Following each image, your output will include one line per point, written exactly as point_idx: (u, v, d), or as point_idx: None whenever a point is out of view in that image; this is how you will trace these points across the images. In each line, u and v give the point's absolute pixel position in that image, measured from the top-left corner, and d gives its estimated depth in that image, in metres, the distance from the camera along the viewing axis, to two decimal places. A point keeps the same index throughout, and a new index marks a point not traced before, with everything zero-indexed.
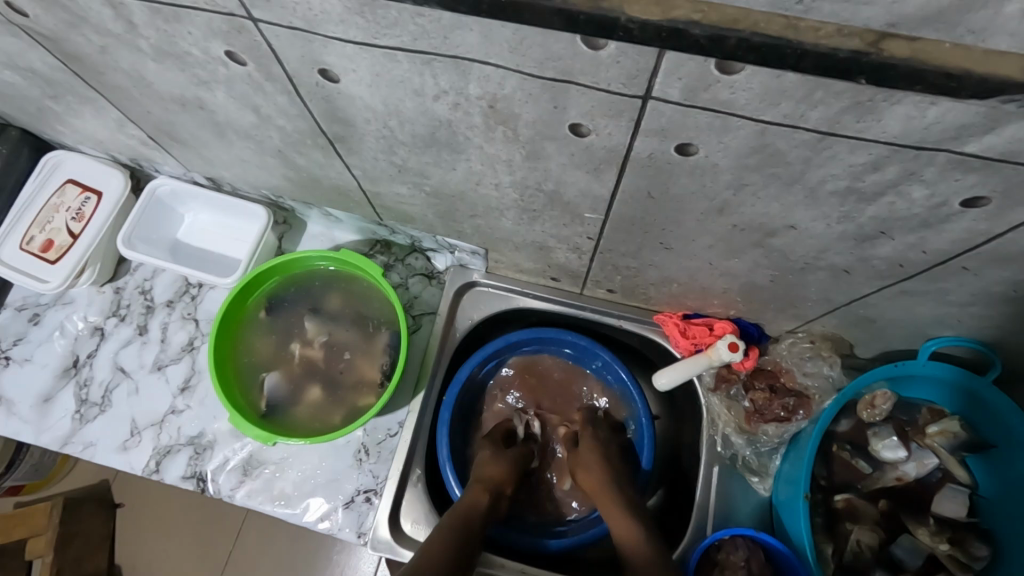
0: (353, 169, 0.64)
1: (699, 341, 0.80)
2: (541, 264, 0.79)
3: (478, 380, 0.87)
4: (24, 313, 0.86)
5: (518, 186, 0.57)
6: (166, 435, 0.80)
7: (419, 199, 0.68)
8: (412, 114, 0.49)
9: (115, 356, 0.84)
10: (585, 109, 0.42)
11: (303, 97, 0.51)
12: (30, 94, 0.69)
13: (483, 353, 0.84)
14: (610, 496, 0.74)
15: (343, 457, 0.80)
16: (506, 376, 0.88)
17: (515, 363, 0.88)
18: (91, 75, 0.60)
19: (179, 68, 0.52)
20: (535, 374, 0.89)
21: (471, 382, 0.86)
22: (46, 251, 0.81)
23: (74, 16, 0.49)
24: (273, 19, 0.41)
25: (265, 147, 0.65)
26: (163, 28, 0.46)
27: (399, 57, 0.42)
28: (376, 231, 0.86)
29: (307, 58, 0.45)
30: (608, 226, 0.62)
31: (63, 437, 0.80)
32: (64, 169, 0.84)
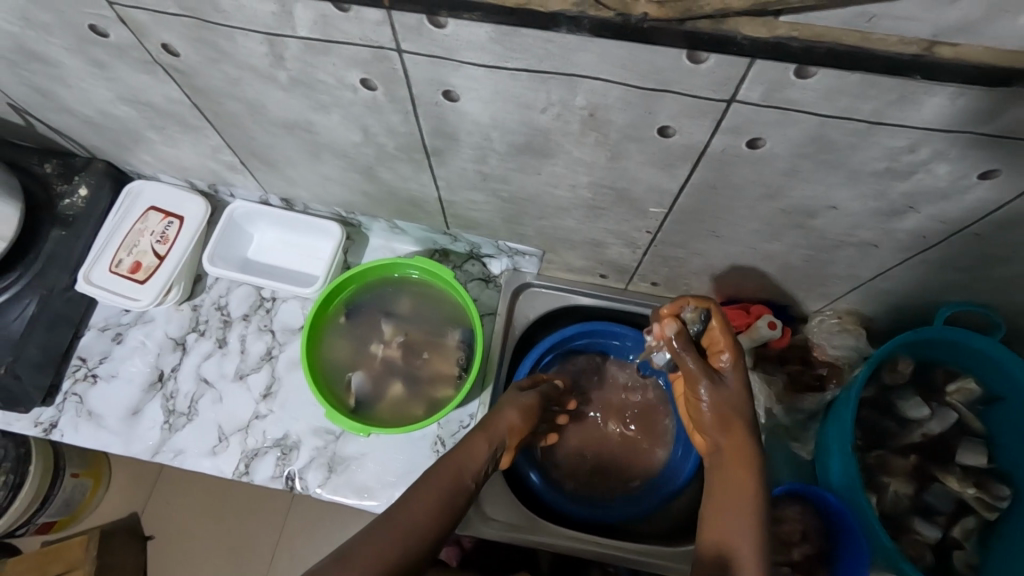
0: (437, 180, 0.72)
1: (739, 323, 0.88)
2: (593, 262, 0.88)
3: None
4: (106, 333, 0.91)
5: (593, 186, 0.66)
6: (253, 439, 0.86)
7: (492, 204, 0.76)
8: (514, 125, 0.58)
9: (198, 368, 0.90)
10: (675, 113, 0.51)
11: (417, 115, 0.60)
12: (136, 127, 0.76)
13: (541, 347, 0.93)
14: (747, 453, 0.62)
15: (421, 449, 0.86)
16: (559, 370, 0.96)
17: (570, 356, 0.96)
18: (210, 106, 0.67)
19: (305, 96, 0.60)
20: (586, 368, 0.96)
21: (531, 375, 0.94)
22: (134, 272, 0.87)
23: (223, 55, 0.56)
24: (418, 50, 0.50)
25: (356, 164, 0.73)
26: (308, 61, 0.54)
27: (521, 77, 0.51)
28: (437, 240, 0.93)
29: (435, 81, 0.54)
30: (669, 219, 0.71)
31: (154, 447, 0.85)
32: (145, 197, 0.91)
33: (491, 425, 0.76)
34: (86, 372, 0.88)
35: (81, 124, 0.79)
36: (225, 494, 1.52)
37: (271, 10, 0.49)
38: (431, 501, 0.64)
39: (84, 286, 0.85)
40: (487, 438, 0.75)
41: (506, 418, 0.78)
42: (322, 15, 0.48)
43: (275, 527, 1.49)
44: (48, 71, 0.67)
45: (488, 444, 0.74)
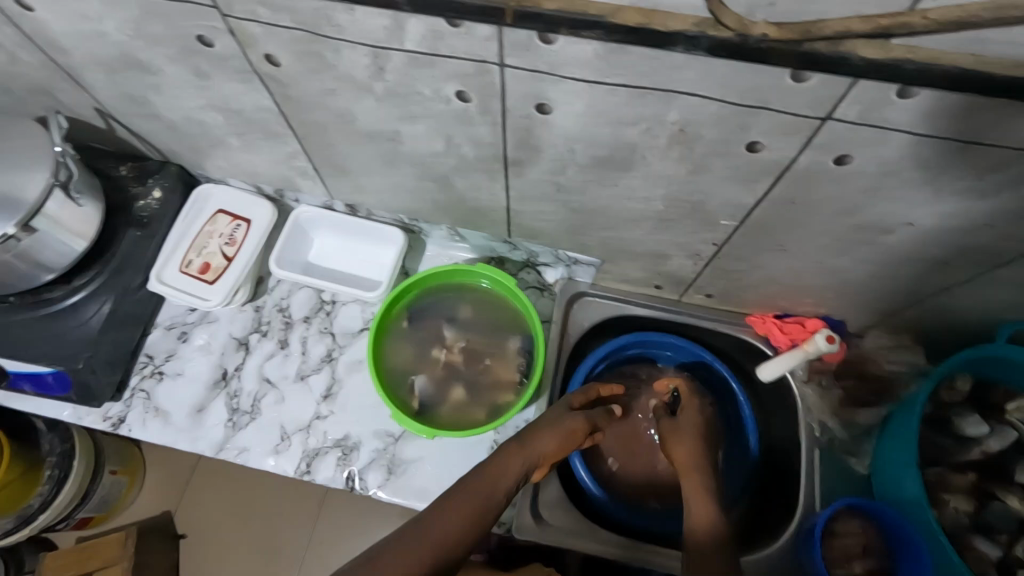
0: (510, 190, 0.74)
1: (795, 337, 0.89)
2: (651, 273, 0.89)
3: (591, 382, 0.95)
4: (172, 331, 0.93)
5: (668, 199, 0.68)
6: (314, 439, 0.88)
7: (560, 215, 0.78)
8: (601, 138, 0.60)
9: (261, 368, 0.92)
10: (767, 129, 0.53)
11: (505, 127, 0.62)
12: (218, 132, 0.79)
13: (595, 357, 0.93)
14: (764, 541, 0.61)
15: (478, 453, 0.87)
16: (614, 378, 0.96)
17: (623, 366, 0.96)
18: (298, 114, 0.69)
19: (397, 107, 0.63)
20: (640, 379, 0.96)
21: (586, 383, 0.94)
22: (203, 273, 0.89)
23: (325, 66, 0.59)
24: (522, 64, 0.52)
25: (431, 173, 0.75)
26: (410, 73, 0.56)
27: (619, 93, 0.53)
28: (495, 248, 0.95)
29: (532, 95, 0.56)
30: (738, 232, 0.72)
31: (218, 443, 0.87)
32: (214, 201, 0.94)
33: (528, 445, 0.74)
34: (153, 369, 0.91)
35: (165, 129, 0.82)
36: (257, 498, 1.53)
37: (384, 25, 0.51)
38: (457, 521, 0.63)
39: (156, 285, 0.87)
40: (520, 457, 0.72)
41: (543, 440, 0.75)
42: (433, 31, 0.50)
43: (305, 534, 1.50)
44: (145, 78, 0.70)
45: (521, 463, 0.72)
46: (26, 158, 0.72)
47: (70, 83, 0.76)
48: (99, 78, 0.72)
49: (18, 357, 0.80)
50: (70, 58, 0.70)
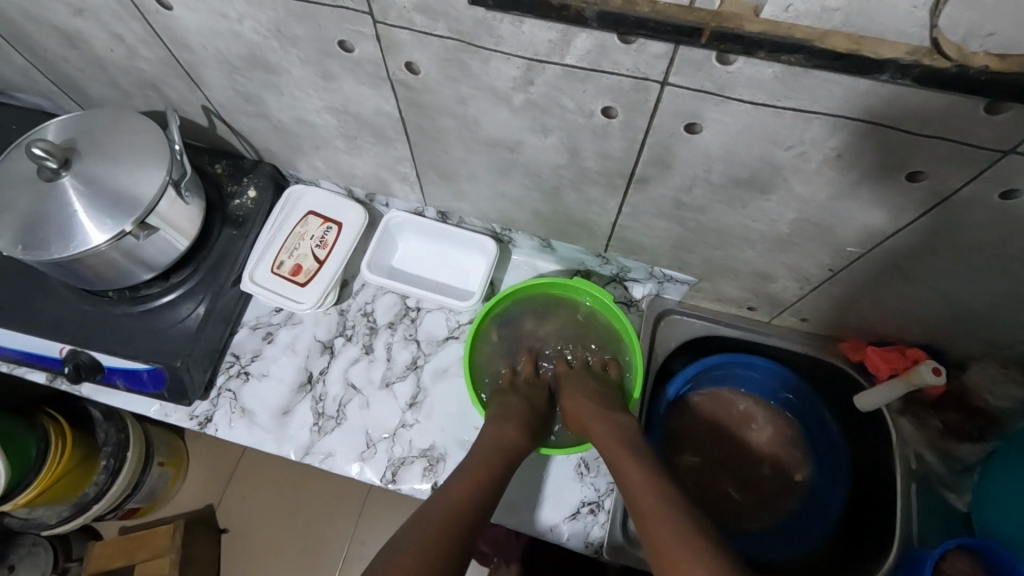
0: (624, 206, 0.73)
1: (897, 367, 0.84)
2: (749, 293, 0.87)
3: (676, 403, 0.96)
4: (258, 331, 0.93)
5: (797, 222, 0.66)
6: (399, 447, 0.86)
7: (671, 232, 0.76)
8: (747, 160, 0.58)
9: (346, 373, 0.91)
10: (936, 160, 0.51)
11: (643, 144, 0.60)
12: (327, 134, 0.78)
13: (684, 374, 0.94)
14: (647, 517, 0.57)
15: (565, 470, 0.86)
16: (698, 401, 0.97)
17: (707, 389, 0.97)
18: (420, 120, 0.69)
19: (532, 119, 0.61)
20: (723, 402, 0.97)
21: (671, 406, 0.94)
22: (295, 275, 0.89)
23: (467, 75, 0.58)
24: (686, 82, 0.51)
25: (543, 186, 0.74)
26: (560, 86, 0.55)
27: (784, 116, 0.51)
28: (585, 261, 0.93)
29: (686, 114, 0.54)
30: (862, 259, 0.70)
31: (304, 447, 0.86)
32: (305, 202, 0.93)
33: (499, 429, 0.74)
34: (238, 369, 0.90)
35: (270, 129, 0.81)
36: (302, 495, 1.51)
37: (550, 37, 0.50)
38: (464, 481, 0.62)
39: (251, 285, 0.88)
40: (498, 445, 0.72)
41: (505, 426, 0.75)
42: (601, 45, 0.49)
43: (347, 535, 1.48)
44: (267, 79, 0.69)
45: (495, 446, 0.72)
46: (145, 156, 0.72)
47: (183, 81, 0.76)
48: (217, 76, 0.72)
49: (114, 353, 0.79)
50: (193, 56, 0.69)
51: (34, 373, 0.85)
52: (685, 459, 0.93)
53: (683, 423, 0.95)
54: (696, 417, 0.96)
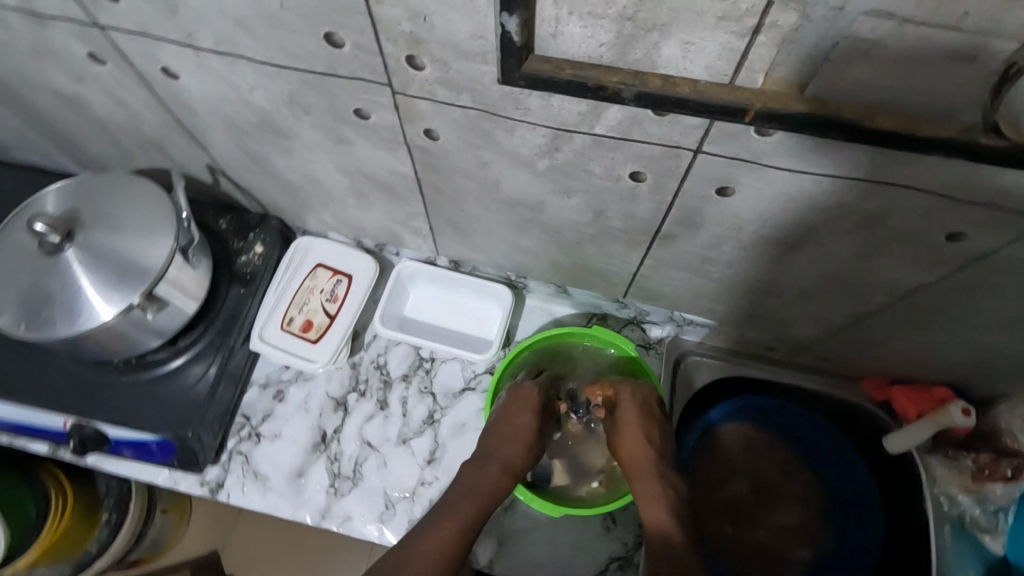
0: (647, 259, 0.72)
1: (924, 407, 0.83)
2: (771, 336, 0.86)
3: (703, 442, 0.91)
4: (268, 390, 0.90)
5: (826, 276, 0.65)
6: (420, 508, 0.83)
7: (695, 283, 0.75)
8: (779, 221, 0.57)
9: (361, 431, 0.88)
10: (976, 224, 0.50)
11: (671, 205, 0.59)
12: (337, 193, 0.76)
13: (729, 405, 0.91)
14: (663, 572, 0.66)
15: (591, 524, 0.83)
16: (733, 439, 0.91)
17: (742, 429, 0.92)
18: (436, 181, 0.67)
19: (555, 182, 0.60)
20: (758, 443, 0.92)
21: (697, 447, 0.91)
22: (306, 332, 0.86)
23: (489, 142, 0.56)
24: (720, 151, 0.49)
25: (563, 240, 0.73)
26: (587, 154, 0.54)
27: (821, 182, 0.50)
28: (601, 305, 0.92)
29: (718, 179, 0.53)
30: (891, 309, 0.68)
31: (322, 510, 0.83)
32: (314, 254, 0.90)
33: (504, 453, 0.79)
34: (249, 431, 0.87)
35: (278, 187, 0.80)
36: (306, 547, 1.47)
37: (579, 110, 0.48)
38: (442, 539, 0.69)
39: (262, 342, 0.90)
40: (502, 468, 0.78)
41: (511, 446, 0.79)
42: (633, 118, 0.48)
43: None
44: (277, 142, 0.67)
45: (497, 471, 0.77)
46: (152, 224, 0.70)
47: (188, 142, 0.74)
48: (224, 140, 0.70)
49: (123, 424, 0.76)
50: (200, 121, 0.67)
51: (35, 444, 0.82)
52: (713, 501, 0.89)
53: (717, 459, 0.91)
54: (729, 455, 0.91)
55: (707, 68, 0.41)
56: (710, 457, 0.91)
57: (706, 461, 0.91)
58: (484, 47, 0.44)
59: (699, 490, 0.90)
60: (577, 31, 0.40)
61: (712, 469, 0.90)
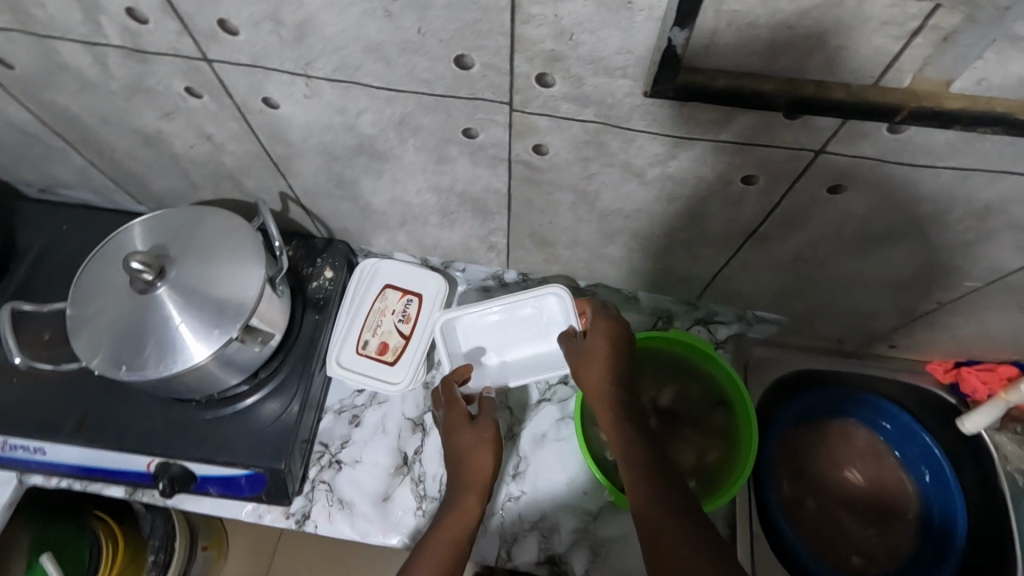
0: (733, 260, 0.73)
1: (992, 386, 0.87)
2: (842, 329, 0.88)
3: (794, 432, 0.91)
4: (343, 416, 0.89)
5: (918, 266, 0.67)
6: (511, 523, 0.83)
7: (777, 280, 0.76)
8: (885, 215, 0.59)
9: (442, 448, 0.87)
10: None
11: (777, 206, 0.60)
12: (420, 213, 0.76)
13: (814, 396, 0.91)
14: (640, 508, 0.59)
15: None
16: (823, 426, 0.91)
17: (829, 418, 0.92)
18: (531, 196, 0.67)
19: (660, 190, 0.61)
20: (844, 431, 0.92)
21: (786, 438, 0.91)
22: (383, 353, 0.86)
23: (602, 154, 0.57)
24: (845, 151, 0.50)
25: (649, 247, 0.74)
26: (704, 161, 0.55)
27: (941, 175, 0.51)
28: (669, 308, 0.92)
29: (833, 178, 0.54)
30: (977, 294, 0.70)
31: (412, 535, 0.82)
32: (381, 276, 0.90)
33: (470, 481, 0.73)
34: (330, 459, 0.86)
35: (354, 211, 0.79)
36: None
37: (709, 118, 0.49)
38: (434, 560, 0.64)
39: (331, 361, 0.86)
40: (477, 495, 0.72)
41: (475, 467, 0.73)
42: (764, 123, 0.49)
43: None
44: (370, 166, 0.67)
45: (477, 498, 0.71)
46: (242, 257, 0.69)
47: (268, 171, 0.73)
48: (310, 167, 0.70)
49: (211, 461, 0.75)
50: (290, 150, 0.67)
51: (109, 488, 0.80)
52: (808, 495, 0.88)
53: (809, 448, 0.90)
54: (821, 444, 0.91)
55: (855, 72, 0.42)
56: (800, 447, 0.90)
57: (795, 452, 0.90)
58: (628, 62, 0.45)
59: (793, 482, 0.88)
60: (733, 42, 0.41)
61: (803, 459, 0.90)
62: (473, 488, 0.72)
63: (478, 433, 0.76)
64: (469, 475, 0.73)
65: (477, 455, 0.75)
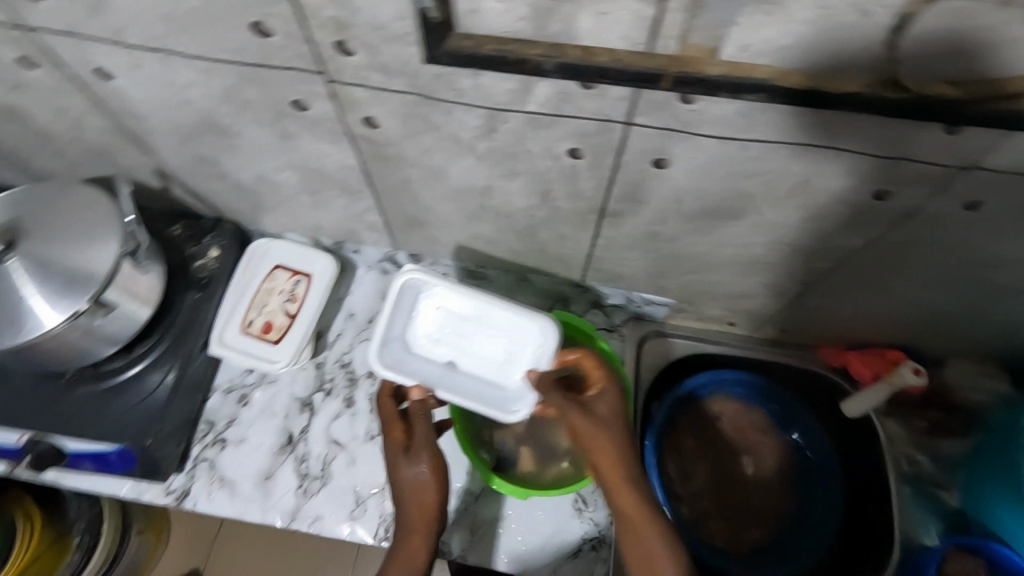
0: (598, 239, 0.73)
1: (879, 370, 0.85)
2: (727, 311, 0.88)
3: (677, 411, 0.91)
4: (232, 394, 0.89)
5: (770, 244, 0.67)
6: (391, 503, 0.83)
7: (647, 260, 0.76)
8: (715, 190, 0.59)
9: (329, 428, 0.88)
10: (900, 180, 0.53)
11: (614, 181, 0.60)
12: (289, 191, 0.76)
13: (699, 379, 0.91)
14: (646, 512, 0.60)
15: (562, 509, 0.83)
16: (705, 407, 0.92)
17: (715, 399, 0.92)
18: (383, 172, 0.67)
19: (497, 164, 0.61)
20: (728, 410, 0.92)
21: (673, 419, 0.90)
22: (267, 333, 0.85)
23: (429, 128, 0.57)
24: (650, 122, 0.50)
25: (515, 226, 0.74)
26: (525, 133, 0.55)
27: (749, 148, 0.51)
28: (563, 290, 0.92)
29: (652, 151, 0.54)
30: (835, 274, 0.70)
31: (291, 512, 0.82)
32: (271, 255, 0.89)
33: (422, 502, 0.69)
34: (214, 437, 0.86)
35: (229, 189, 0.79)
36: (294, 567, 1.36)
37: (510, 88, 0.49)
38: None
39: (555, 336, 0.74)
40: (426, 525, 0.69)
41: (422, 494, 0.69)
42: (562, 93, 0.49)
43: None
44: (223, 141, 0.67)
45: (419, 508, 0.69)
46: (96, 232, 0.69)
47: (132, 147, 0.73)
48: (168, 142, 0.70)
49: (80, 434, 0.76)
50: (141, 124, 0.67)
51: None
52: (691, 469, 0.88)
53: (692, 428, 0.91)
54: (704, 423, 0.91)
55: (622, 37, 0.42)
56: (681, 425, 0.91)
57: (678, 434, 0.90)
58: (408, 28, 0.45)
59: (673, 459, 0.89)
60: (494, 7, 0.41)
61: (686, 438, 0.90)
62: (417, 527, 0.69)
63: (410, 458, 0.71)
64: (412, 498, 0.70)
65: (415, 487, 0.70)
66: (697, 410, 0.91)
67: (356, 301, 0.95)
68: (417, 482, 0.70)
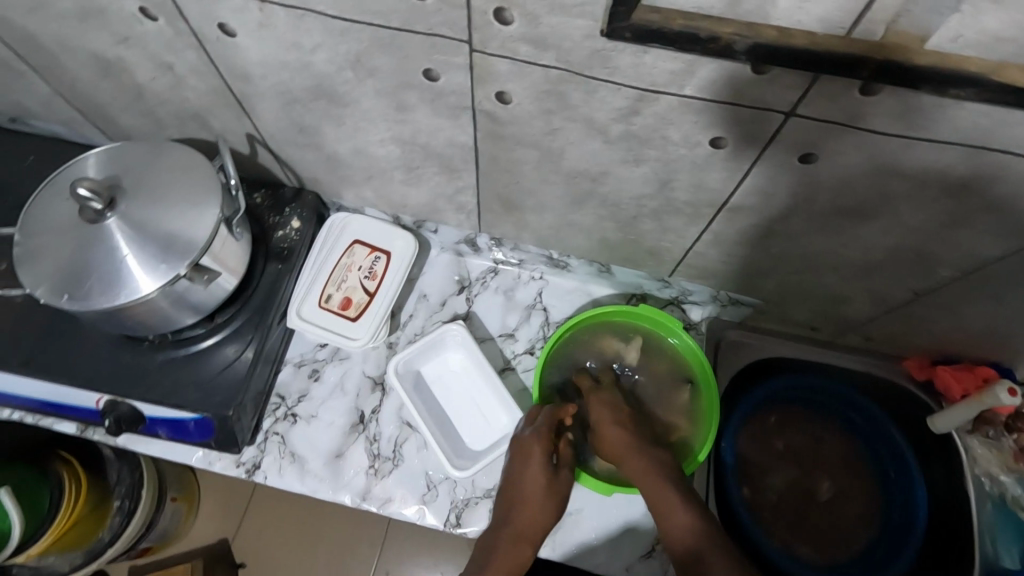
0: (705, 234, 0.71)
1: (970, 388, 0.81)
2: (816, 316, 0.86)
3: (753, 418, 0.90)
4: (303, 369, 0.88)
5: (893, 249, 0.64)
6: (462, 489, 0.82)
7: (749, 259, 0.74)
8: (856, 190, 0.56)
9: (399, 410, 0.86)
10: None
11: (747, 174, 0.58)
12: (386, 165, 0.74)
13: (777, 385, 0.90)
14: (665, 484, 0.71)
15: (636, 505, 0.81)
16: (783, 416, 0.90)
17: (790, 408, 0.91)
18: (495, 150, 0.65)
19: (627, 149, 0.58)
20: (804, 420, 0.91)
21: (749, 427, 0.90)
22: (345, 309, 0.84)
23: (565, 106, 0.54)
24: (814, 114, 0.48)
25: (618, 215, 0.71)
26: (670, 117, 0.52)
27: (914, 147, 0.49)
28: (642, 284, 0.90)
29: (802, 145, 0.52)
30: (952, 285, 0.68)
31: (361, 492, 0.81)
32: (350, 230, 0.87)
33: (530, 505, 0.74)
34: (285, 412, 0.85)
35: (322, 159, 0.77)
36: (325, 541, 1.35)
37: (672, 69, 0.47)
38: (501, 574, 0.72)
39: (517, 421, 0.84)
40: (534, 530, 0.74)
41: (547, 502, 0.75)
42: (729, 77, 0.46)
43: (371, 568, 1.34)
44: (333, 109, 0.65)
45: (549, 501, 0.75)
46: (197, 195, 0.67)
47: (230, 110, 0.71)
48: (272, 107, 0.68)
49: (159, 402, 0.74)
50: (250, 86, 0.64)
51: (62, 424, 0.80)
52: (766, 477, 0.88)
53: (767, 437, 0.90)
54: (780, 434, 0.90)
55: (822, 20, 0.39)
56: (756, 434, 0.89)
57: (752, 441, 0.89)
58: None
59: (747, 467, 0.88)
60: None
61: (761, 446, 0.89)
62: (525, 535, 0.73)
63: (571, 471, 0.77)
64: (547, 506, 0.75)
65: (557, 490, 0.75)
66: (773, 417, 0.90)
67: (429, 281, 0.94)
68: (530, 493, 0.75)
